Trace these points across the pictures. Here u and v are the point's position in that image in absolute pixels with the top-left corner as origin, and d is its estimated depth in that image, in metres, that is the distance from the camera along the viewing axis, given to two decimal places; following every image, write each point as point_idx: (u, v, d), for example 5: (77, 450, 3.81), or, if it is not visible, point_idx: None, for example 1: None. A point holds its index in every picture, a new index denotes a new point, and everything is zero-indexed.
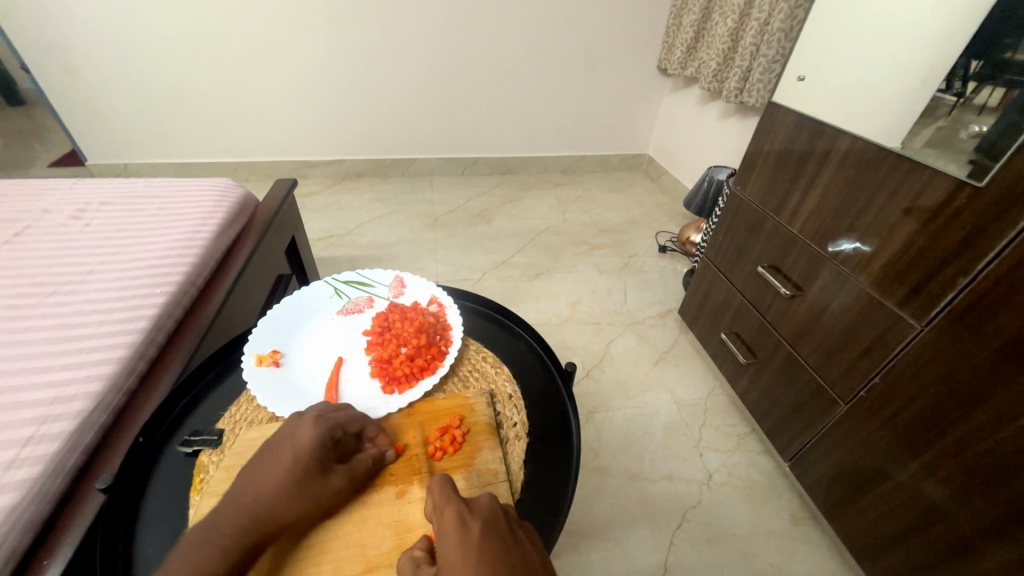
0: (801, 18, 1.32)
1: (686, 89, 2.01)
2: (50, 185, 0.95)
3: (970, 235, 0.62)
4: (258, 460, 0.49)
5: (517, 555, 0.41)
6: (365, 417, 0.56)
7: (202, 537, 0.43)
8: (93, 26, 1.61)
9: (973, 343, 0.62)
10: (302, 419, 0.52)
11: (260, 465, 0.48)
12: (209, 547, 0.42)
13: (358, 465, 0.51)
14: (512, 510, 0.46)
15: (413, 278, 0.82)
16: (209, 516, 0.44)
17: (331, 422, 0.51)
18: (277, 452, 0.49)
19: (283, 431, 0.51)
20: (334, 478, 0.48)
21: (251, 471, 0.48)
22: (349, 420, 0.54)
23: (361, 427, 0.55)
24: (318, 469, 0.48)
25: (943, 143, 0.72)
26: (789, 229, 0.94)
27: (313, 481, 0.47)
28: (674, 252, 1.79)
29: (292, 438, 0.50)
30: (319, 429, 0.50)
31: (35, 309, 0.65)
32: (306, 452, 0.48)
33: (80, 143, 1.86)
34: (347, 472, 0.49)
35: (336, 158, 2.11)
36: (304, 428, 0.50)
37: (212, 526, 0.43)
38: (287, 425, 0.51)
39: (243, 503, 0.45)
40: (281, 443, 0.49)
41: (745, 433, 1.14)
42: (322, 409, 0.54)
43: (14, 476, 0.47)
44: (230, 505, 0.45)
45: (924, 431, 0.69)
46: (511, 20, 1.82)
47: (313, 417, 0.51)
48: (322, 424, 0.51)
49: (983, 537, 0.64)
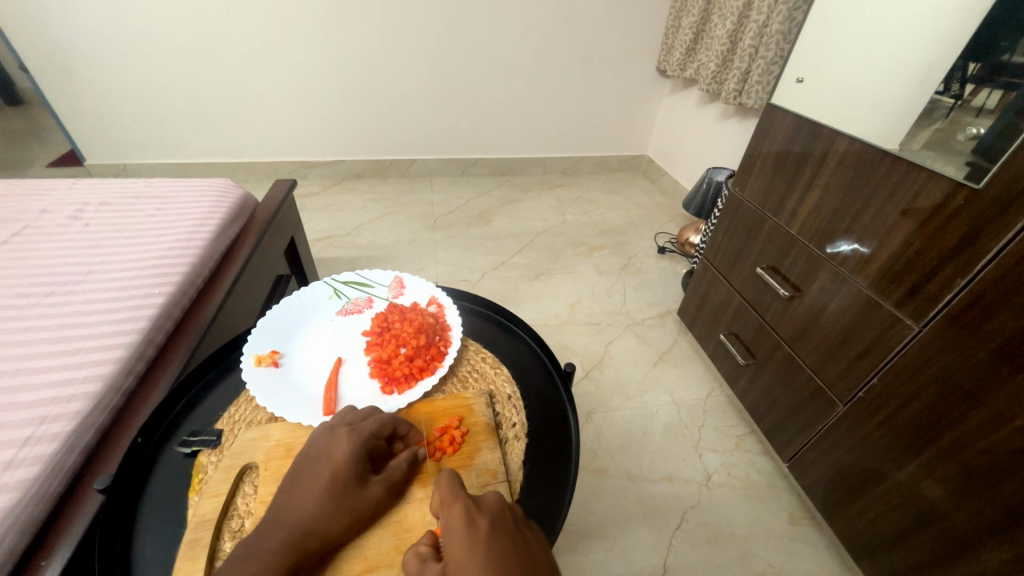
0: (800, 20, 1.33)
1: (685, 90, 2.01)
2: (48, 185, 0.95)
3: (967, 234, 0.62)
4: (296, 478, 0.49)
5: (525, 555, 0.41)
6: (394, 420, 0.55)
7: (243, 553, 0.42)
8: (92, 26, 1.61)
9: (970, 344, 0.63)
10: (335, 433, 0.52)
11: (300, 482, 0.48)
12: (258, 563, 0.41)
13: (394, 471, 0.50)
14: (518, 509, 0.46)
15: (412, 278, 0.82)
16: (253, 535, 0.44)
17: (364, 432, 0.52)
18: (314, 468, 0.49)
19: (317, 445, 0.51)
20: (373, 487, 0.49)
21: (290, 489, 0.48)
22: (381, 427, 0.53)
23: (392, 435, 0.55)
24: (357, 479, 0.48)
25: (941, 145, 0.73)
26: (788, 230, 0.95)
27: (353, 492, 0.48)
28: (673, 252, 1.79)
29: (329, 453, 0.50)
30: (354, 442, 0.50)
31: (34, 309, 0.64)
32: (344, 465, 0.48)
33: (79, 143, 1.86)
34: (384, 481, 0.49)
35: (336, 158, 2.11)
36: (339, 443, 0.50)
37: (259, 544, 0.43)
38: (321, 438, 0.52)
39: (287, 520, 0.45)
40: (317, 459, 0.50)
41: (744, 433, 1.14)
42: (350, 419, 0.54)
43: (13, 477, 0.47)
44: (274, 521, 0.45)
45: (922, 432, 0.70)
46: (510, 21, 1.83)
47: (346, 430, 0.52)
48: (355, 435, 0.51)
49: (981, 537, 0.64)
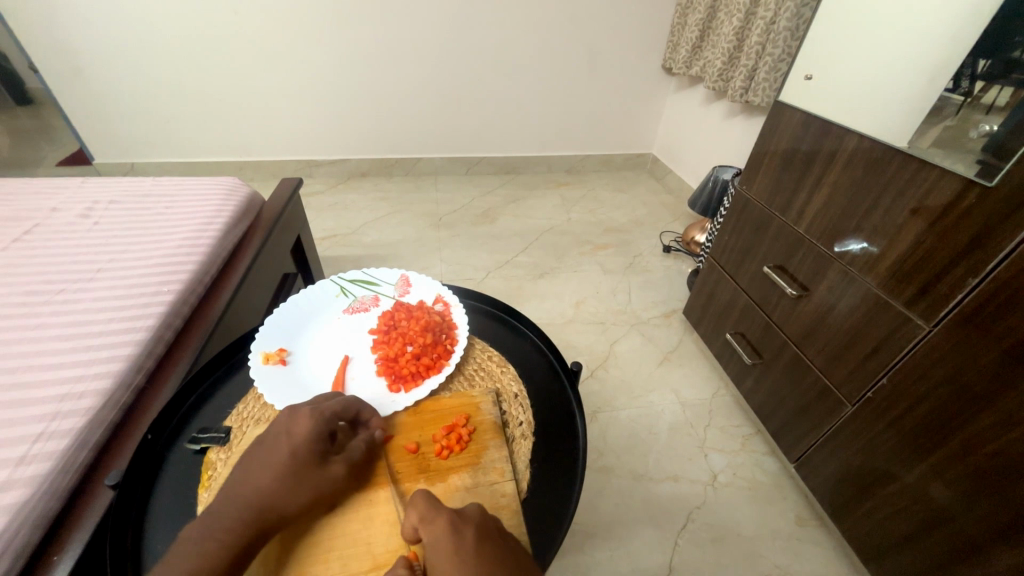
0: (808, 17, 1.32)
1: (691, 88, 2.00)
2: (59, 183, 0.96)
3: (979, 235, 0.62)
4: (254, 454, 0.48)
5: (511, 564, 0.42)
6: (359, 402, 0.56)
7: (198, 534, 0.42)
8: (102, 27, 1.62)
9: (981, 344, 0.62)
10: (296, 411, 0.51)
11: (255, 459, 0.48)
12: (209, 544, 0.42)
13: (354, 451, 0.51)
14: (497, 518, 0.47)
15: (419, 277, 0.82)
16: (207, 514, 0.44)
17: (326, 412, 0.51)
18: (272, 445, 0.48)
19: (278, 423, 0.50)
20: (334, 467, 0.49)
21: (247, 465, 0.48)
22: (343, 407, 0.54)
23: (357, 413, 0.55)
24: (316, 460, 0.48)
25: (951, 143, 0.71)
26: (795, 229, 0.94)
27: (312, 473, 0.48)
28: (679, 251, 1.78)
29: (289, 432, 0.49)
30: (316, 422, 0.50)
31: (44, 306, 0.65)
32: (303, 445, 0.48)
33: (87, 142, 1.88)
34: (345, 460, 0.50)
35: (341, 157, 2.11)
36: (301, 422, 0.50)
37: (210, 523, 0.43)
38: (281, 418, 0.51)
39: (243, 497, 0.45)
40: (278, 436, 0.49)
41: (750, 433, 1.14)
42: (314, 401, 0.54)
43: (26, 472, 0.48)
44: (231, 499, 0.45)
45: (932, 433, 0.69)
46: (515, 19, 1.83)
47: (308, 409, 0.51)
48: (318, 415, 0.51)
49: (991, 539, 0.64)
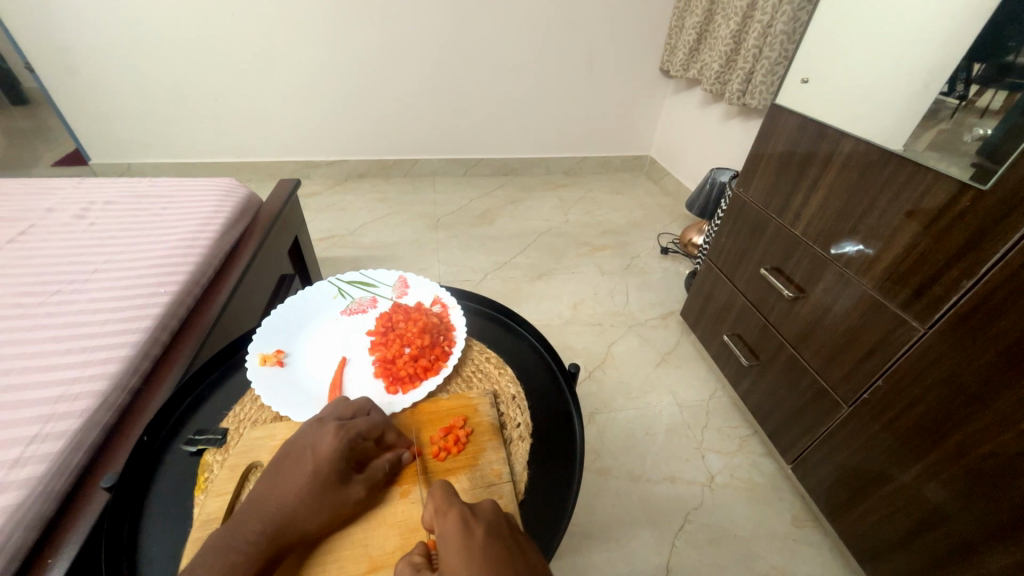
0: (805, 20, 1.33)
1: (689, 90, 2.01)
2: (55, 184, 0.96)
3: (973, 237, 0.62)
4: (279, 467, 0.49)
5: (521, 561, 0.40)
6: (387, 421, 0.55)
7: (222, 544, 0.42)
8: (98, 27, 1.62)
9: (975, 345, 0.63)
10: (322, 427, 0.52)
11: (280, 473, 0.48)
12: (227, 554, 0.41)
13: (377, 471, 0.50)
14: (515, 520, 0.45)
15: (417, 279, 0.82)
16: (228, 524, 0.44)
17: (353, 432, 0.51)
18: (296, 461, 0.49)
19: (303, 438, 0.51)
20: (355, 487, 0.48)
21: (271, 477, 0.48)
22: (371, 429, 0.53)
23: (382, 433, 0.54)
24: (338, 479, 0.48)
25: (946, 145, 0.72)
26: (792, 230, 0.94)
27: (333, 491, 0.47)
28: (676, 253, 1.79)
29: (314, 449, 0.49)
30: (340, 439, 0.50)
31: (39, 308, 0.65)
32: (327, 462, 0.48)
33: (85, 142, 1.87)
34: (366, 480, 0.49)
35: (339, 157, 2.11)
36: (325, 439, 0.50)
37: (232, 534, 0.43)
38: (308, 434, 0.51)
39: (266, 510, 0.45)
40: (304, 450, 0.49)
41: (747, 434, 1.14)
42: (339, 415, 0.54)
43: (21, 474, 0.47)
44: (254, 510, 0.45)
45: (926, 434, 0.69)
46: (513, 22, 1.83)
47: (334, 427, 0.51)
48: (342, 432, 0.51)
49: (987, 540, 0.64)
